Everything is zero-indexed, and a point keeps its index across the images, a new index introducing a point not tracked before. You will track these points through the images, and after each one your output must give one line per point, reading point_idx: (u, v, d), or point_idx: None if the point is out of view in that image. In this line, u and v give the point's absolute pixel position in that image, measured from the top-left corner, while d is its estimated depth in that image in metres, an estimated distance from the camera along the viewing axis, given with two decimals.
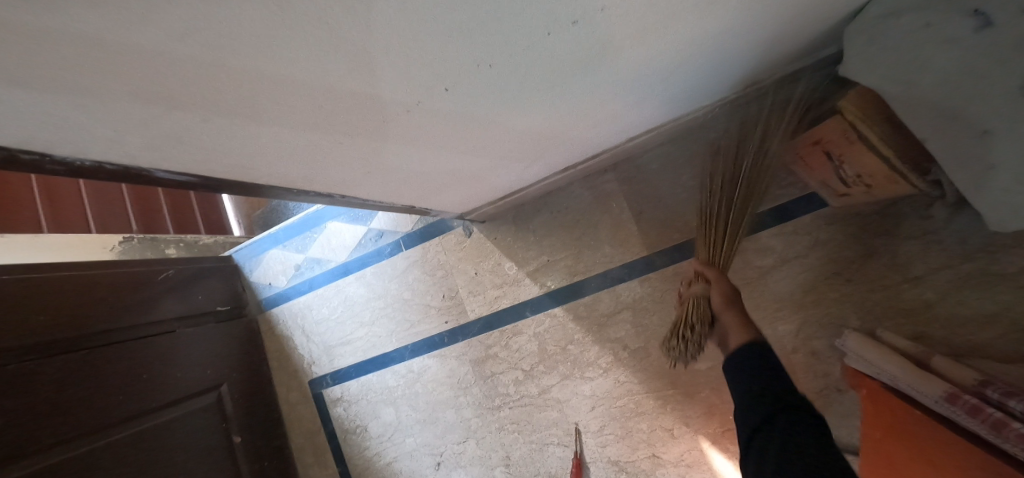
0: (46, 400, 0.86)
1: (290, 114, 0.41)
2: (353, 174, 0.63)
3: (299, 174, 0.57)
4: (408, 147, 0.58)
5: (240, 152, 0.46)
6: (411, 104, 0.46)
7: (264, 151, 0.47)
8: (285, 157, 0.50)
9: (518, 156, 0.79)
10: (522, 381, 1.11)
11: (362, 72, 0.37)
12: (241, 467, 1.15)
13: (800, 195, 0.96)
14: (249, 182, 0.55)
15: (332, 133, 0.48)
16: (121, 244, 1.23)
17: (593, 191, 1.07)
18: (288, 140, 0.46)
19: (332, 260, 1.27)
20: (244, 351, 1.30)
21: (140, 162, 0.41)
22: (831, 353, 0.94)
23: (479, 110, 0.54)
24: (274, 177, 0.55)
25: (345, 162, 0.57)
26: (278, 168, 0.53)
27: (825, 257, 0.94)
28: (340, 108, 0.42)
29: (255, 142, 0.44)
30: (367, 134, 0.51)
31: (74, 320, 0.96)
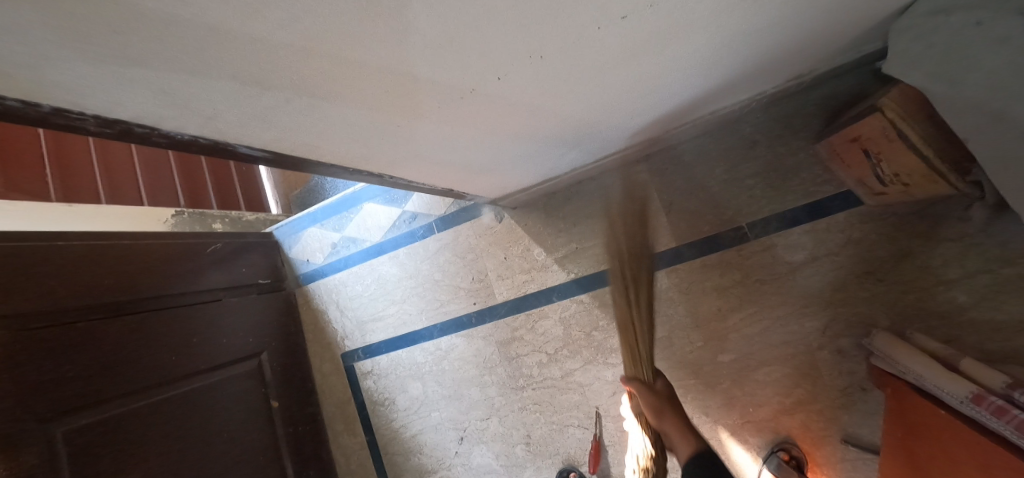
0: (109, 356, 0.94)
1: (358, 97, 0.45)
2: (402, 155, 0.66)
3: (355, 154, 0.61)
4: (455, 131, 0.61)
5: (309, 132, 0.50)
6: (465, 91, 0.50)
7: (329, 131, 0.51)
8: (346, 137, 0.54)
9: (555, 145, 0.81)
10: (546, 364, 1.15)
11: (427, 60, 0.40)
12: (278, 430, 1.23)
13: (835, 192, 0.95)
14: (311, 160, 0.59)
15: (390, 116, 0.51)
16: (173, 217, 1.30)
17: (624, 181, 1.09)
18: (351, 120, 0.50)
19: (367, 240, 1.32)
20: (283, 323, 1.38)
21: (225, 138, 0.46)
22: (857, 352, 0.94)
23: (524, 100, 0.57)
24: (333, 156, 0.60)
25: (398, 144, 0.61)
26: (339, 147, 0.57)
27: (857, 255, 0.94)
28: (402, 92, 0.46)
29: (323, 122, 0.48)
30: (421, 119, 0.55)
31: (134, 285, 1.05)
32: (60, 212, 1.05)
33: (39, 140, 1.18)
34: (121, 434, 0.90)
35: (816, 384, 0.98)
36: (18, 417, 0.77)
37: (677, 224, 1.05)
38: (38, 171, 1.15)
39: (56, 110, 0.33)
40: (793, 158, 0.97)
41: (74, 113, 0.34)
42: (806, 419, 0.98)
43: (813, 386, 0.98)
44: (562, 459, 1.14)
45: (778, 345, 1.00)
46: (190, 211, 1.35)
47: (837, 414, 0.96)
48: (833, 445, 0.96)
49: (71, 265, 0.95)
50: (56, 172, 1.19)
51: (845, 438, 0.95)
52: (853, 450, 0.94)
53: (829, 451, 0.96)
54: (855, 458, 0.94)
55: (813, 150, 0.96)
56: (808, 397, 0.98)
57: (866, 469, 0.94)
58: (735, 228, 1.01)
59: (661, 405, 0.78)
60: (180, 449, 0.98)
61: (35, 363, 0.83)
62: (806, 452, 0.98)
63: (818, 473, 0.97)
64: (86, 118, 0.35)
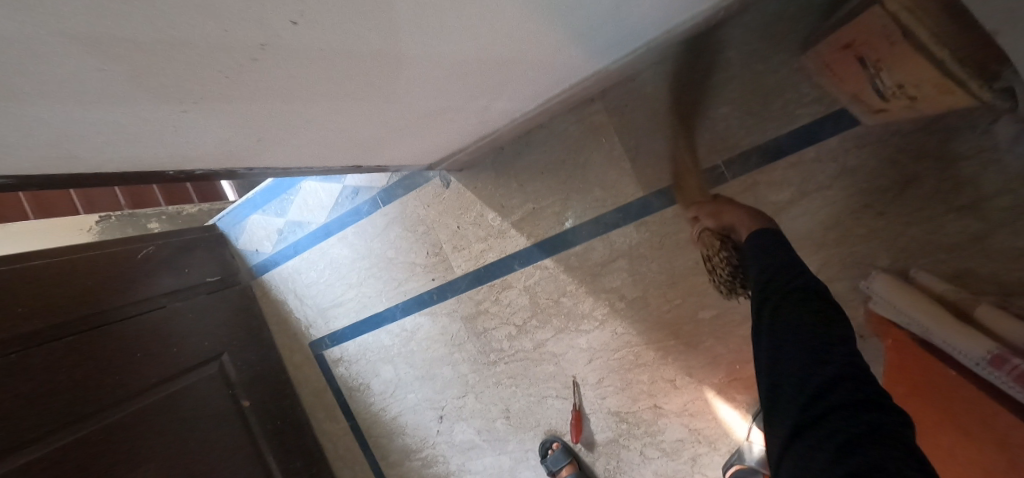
0: (40, 395, 0.87)
1: (65, 92, 0.29)
2: (243, 144, 0.50)
3: (170, 153, 0.45)
4: (293, 103, 0.44)
5: (49, 139, 0.34)
6: (249, 49, 0.32)
7: (79, 133, 0.35)
8: (118, 138, 0.38)
9: (470, 93, 0.65)
10: (516, 336, 1.07)
11: (119, 14, 0.23)
12: (254, 431, 1.20)
13: (826, 113, 0.80)
14: (118, 169, 0.45)
15: (164, 102, 0.35)
16: (98, 223, 1.19)
17: (580, 125, 0.94)
18: (100, 118, 0.34)
19: (312, 222, 1.20)
20: (243, 318, 1.31)
21: None
22: (856, 296, 0.85)
23: (373, 51, 0.40)
24: (145, 159, 0.44)
25: (228, 133, 0.45)
26: (121, 149, 0.41)
27: (852, 187, 0.81)
28: (134, 67, 0.29)
29: (61, 127, 0.33)
30: (222, 98, 0.38)
31: (49, 311, 0.94)
32: None
33: None
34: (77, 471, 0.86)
35: None
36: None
37: (643, 169, 0.91)
38: None
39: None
40: (774, 76, 0.81)
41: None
42: None
43: None
44: (544, 430, 1.10)
45: None
46: (118, 213, 1.24)
47: None
48: None
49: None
50: None
51: None
52: None
53: None
54: None
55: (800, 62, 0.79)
56: None
57: None
58: (710, 168, 0.87)
59: (722, 207, 0.74)
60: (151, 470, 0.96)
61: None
62: None
63: None
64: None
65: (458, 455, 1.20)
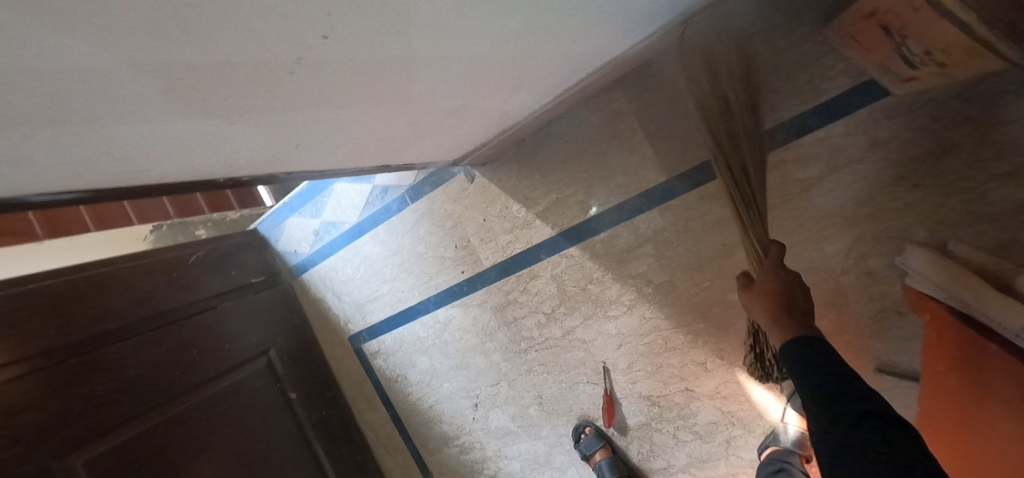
0: (106, 395, 0.95)
1: (129, 113, 0.32)
2: (284, 152, 0.54)
3: (219, 163, 0.49)
4: (326, 110, 0.48)
5: (122, 156, 0.39)
6: (287, 63, 0.35)
7: (150, 151, 0.40)
8: (181, 153, 0.43)
9: (488, 88, 0.67)
10: (545, 324, 1.09)
11: (173, 40, 0.26)
12: (302, 422, 1.28)
13: (853, 85, 0.78)
14: (171, 179, 0.48)
15: (211, 117, 0.38)
16: (152, 232, 1.28)
17: (599, 112, 0.95)
18: (166, 136, 0.38)
19: (346, 222, 1.26)
20: (285, 316, 1.39)
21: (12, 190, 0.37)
22: (890, 272, 0.83)
23: (394, 56, 0.42)
24: (196, 169, 0.48)
25: (267, 142, 0.49)
26: (184, 164, 0.46)
27: (884, 160, 0.80)
28: (193, 86, 0.33)
29: (129, 145, 0.37)
30: (260, 110, 0.41)
31: (111, 317, 1.03)
32: (29, 253, 1.04)
33: None
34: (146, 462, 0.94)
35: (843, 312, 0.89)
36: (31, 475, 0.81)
37: (665, 153, 0.91)
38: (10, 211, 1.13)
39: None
40: (797, 51, 0.80)
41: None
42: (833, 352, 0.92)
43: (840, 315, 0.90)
44: (577, 416, 1.12)
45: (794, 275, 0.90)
46: (169, 222, 1.33)
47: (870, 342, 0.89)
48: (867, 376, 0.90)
49: (37, 312, 0.93)
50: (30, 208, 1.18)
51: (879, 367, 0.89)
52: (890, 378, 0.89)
53: None
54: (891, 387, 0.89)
55: (823, 35, 0.78)
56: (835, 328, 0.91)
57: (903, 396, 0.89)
58: None
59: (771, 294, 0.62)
60: (211, 460, 1.04)
61: (29, 419, 0.84)
62: None
63: None
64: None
65: (494, 441, 1.24)
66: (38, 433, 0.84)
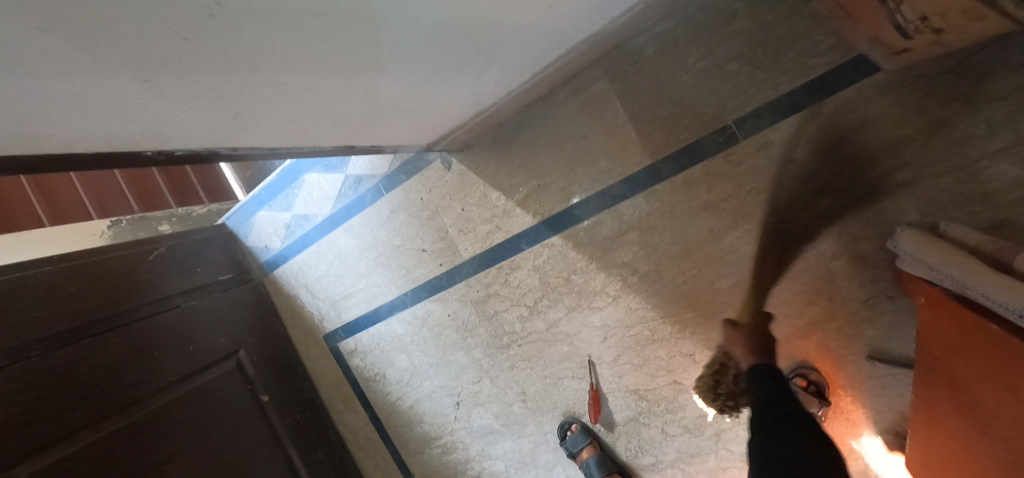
0: (53, 403, 0.88)
1: (5, 65, 0.27)
2: (220, 121, 0.48)
3: (143, 130, 0.43)
4: (264, 73, 0.43)
5: (9, 118, 0.32)
6: (208, 10, 0.30)
7: (43, 112, 0.33)
8: (87, 115, 0.36)
9: (457, 62, 0.62)
10: (528, 317, 1.04)
11: None
12: (275, 425, 1.22)
13: (842, 60, 0.76)
14: (68, 150, 0.40)
15: (117, 74, 0.33)
16: (110, 228, 1.20)
17: (581, 92, 0.90)
18: (60, 95, 0.32)
19: (318, 215, 1.20)
20: (256, 315, 1.32)
21: None
22: (881, 256, 0.81)
23: (341, 10, 0.38)
24: (103, 135, 0.41)
25: (194, 107, 0.43)
26: (94, 128, 0.39)
27: (874, 139, 0.77)
28: (86, 38, 0.27)
29: (12, 101, 0.31)
30: (183, 64, 0.35)
31: (57, 319, 0.95)
32: None
33: None
34: (106, 472, 0.88)
35: (834, 299, 0.86)
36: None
37: (650, 135, 0.87)
38: None
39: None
40: (784, 25, 0.77)
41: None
42: (824, 340, 0.89)
43: (830, 302, 0.86)
44: (562, 412, 1.08)
45: (784, 261, 0.86)
46: (129, 217, 1.25)
47: (861, 329, 0.86)
48: (858, 364, 0.87)
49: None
50: None
51: (871, 355, 0.86)
52: (881, 366, 0.86)
53: (853, 370, 0.88)
54: (884, 375, 0.86)
55: (811, 8, 0.75)
56: (826, 315, 0.87)
57: (895, 384, 0.86)
58: (721, 128, 0.83)
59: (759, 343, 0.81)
60: (176, 470, 0.97)
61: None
62: (826, 375, 0.90)
63: (840, 393, 0.90)
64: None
65: (477, 441, 1.19)
66: None
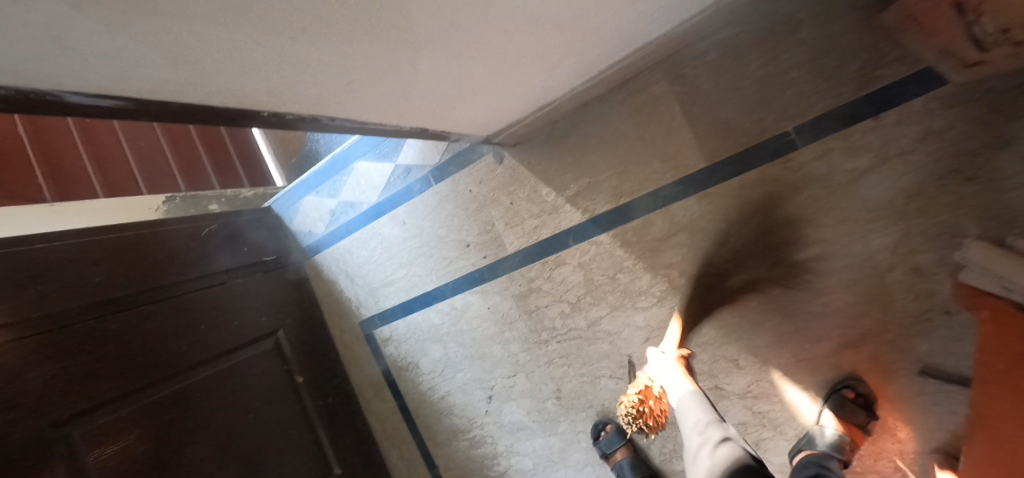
0: (105, 365, 0.91)
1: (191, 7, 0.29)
2: (327, 89, 0.50)
3: (266, 89, 0.46)
4: (383, 47, 0.45)
5: (170, 64, 0.35)
6: None
7: (197, 60, 0.36)
8: (230, 67, 0.39)
9: (539, 53, 0.64)
10: (569, 314, 1.05)
11: None
12: (308, 408, 1.24)
13: (910, 71, 0.75)
14: (196, 105, 0.43)
15: (269, 30, 0.35)
16: (164, 204, 1.24)
17: (639, 94, 0.92)
18: (216, 45, 0.35)
19: (364, 202, 1.22)
20: (296, 298, 1.34)
21: (45, 84, 0.31)
22: (939, 269, 0.80)
23: None
24: (228, 93, 0.43)
25: (315, 72, 0.45)
26: (228, 83, 0.41)
27: (938, 151, 0.76)
28: None
29: (174, 48, 0.33)
30: (323, 27, 0.38)
31: (115, 284, 0.99)
32: (40, 214, 1.00)
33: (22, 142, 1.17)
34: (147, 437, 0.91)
35: (886, 311, 0.85)
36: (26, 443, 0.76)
37: (707, 139, 0.88)
38: (28, 172, 1.16)
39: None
40: (850, 35, 0.78)
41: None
42: (874, 352, 0.87)
43: (883, 314, 0.85)
44: (597, 412, 1.08)
45: (837, 270, 0.86)
46: (181, 195, 1.29)
47: (913, 344, 0.84)
48: (908, 379, 0.85)
49: (35, 273, 0.88)
50: (45, 171, 1.21)
51: (922, 370, 0.84)
52: (932, 383, 0.84)
53: (903, 386, 0.86)
54: (934, 391, 0.84)
55: (878, 19, 0.76)
56: (877, 327, 0.86)
57: (948, 403, 0.83)
58: (779, 134, 0.84)
59: None
60: (203, 447, 0.98)
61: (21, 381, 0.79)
62: (874, 389, 0.88)
63: (888, 408, 0.88)
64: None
65: (506, 436, 1.19)
66: (41, 399, 0.80)
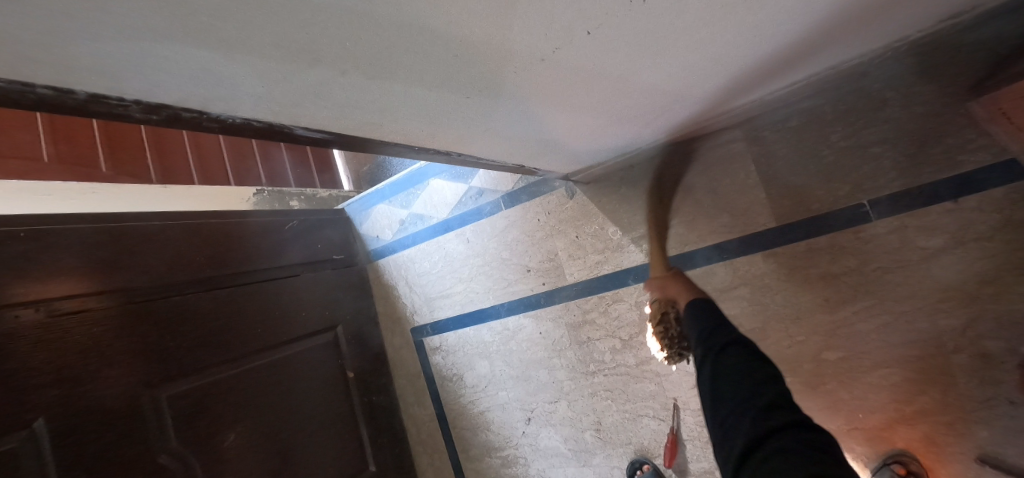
0: (190, 340, 0.99)
1: (417, 73, 0.36)
2: (467, 136, 0.57)
3: (426, 136, 0.53)
4: (525, 104, 0.53)
5: (375, 113, 0.42)
6: (545, 52, 0.40)
7: (394, 112, 0.43)
8: (413, 118, 0.46)
9: (641, 112, 0.71)
10: (619, 350, 1.08)
11: (502, 14, 0.31)
12: (355, 402, 1.31)
13: (993, 160, 0.77)
14: (375, 140, 0.49)
15: (457, 90, 0.43)
16: (255, 196, 1.36)
17: (716, 151, 0.98)
18: (413, 101, 0.42)
19: (434, 217, 1.32)
20: (356, 297, 1.43)
21: (283, 119, 0.38)
22: (1008, 357, 0.78)
23: (608, 60, 0.47)
24: (400, 135, 0.50)
25: (468, 124, 0.53)
26: (405, 131, 0.49)
27: (1016, 239, 0.76)
28: (470, 60, 0.37)
29: (386, 96, 0.39)
30: (493, 89, 0.45)
31: (208, 267, 1.09)
32: (159, 194, 1.13)
33: (139, 130, 1.40)
34: (218, 410, 0.98)
35: (948, 392, 0.83)
36: (116, 402, 0.85)
37: (779, 200, 0.93)
38: (139, 157, 1.37)
39: (94, 97, 0.26)
40: (935, 119, 0.81)
41: (112, 99, 0.27)
42: (931, 432, 0.84)
43: (943, 394, 0.83)
44: (634, 450, 1.08)
45: (900, 344, 0.86)
46: (268, 189, 1.41)
47: (973, 428, 0.81)
48: (965, 464, 0.82)
49: (145, 248, 0.99)
50: (153, 156, 1.41)
51: (980, 457, 0.81)
52: (992, 472, 0.80)
53: (959, 471, 0.83)
54: None
55: (965, 108, 0.78)
56: (935, 406, 0.84)
57: None
58: (853, 205, 0.87)
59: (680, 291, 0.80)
60: (248, 434, 1.02)
61: (121, 345, 0.88)
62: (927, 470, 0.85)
63: None
64: (127, 103, 0.28)
65: (539, 460, 1.21)
66: (139, 359, 0.90)
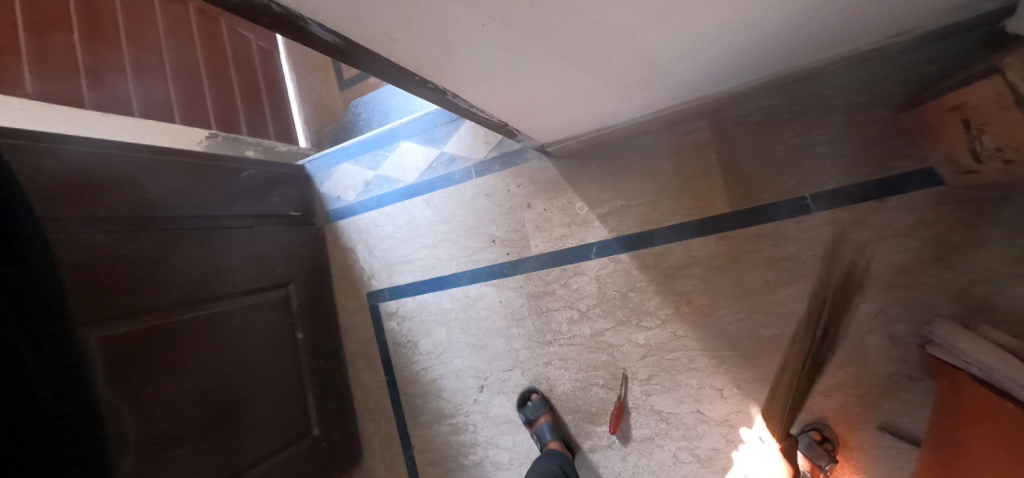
0: (124, 281, 0.90)
1: None
2: (469, 73, 0.57)
3: (432, 63, 0.52)
4: (530, 49, 0.53)
5: (394, 24, 0.41)
6: None
7: (411, 27, 0.42)
8: (430, 37, 0.45)
9: (623, 84, 0.74)
10: (576, 321, 1.12)
11: None
12: (303, 363, 1.26)
13: (915, 168, 0.87)
14: (380, 58, 0.48)
15: (478, 15, 0.42)
16: (207, 139, 1.26)
17: (680, 138, 1.04)
18: (434, 18, 0.41)
19: (402, 181, 1.30)
20: (311, 258, 1.38)
21: (303, 9, 0.36)
22: (911, 339, 0.88)
23: (615, 16, 0.49)
24: (406, 56, 0.49)
25: (474, 59, 0.53)
26: (414, 53, 0.48)
27: (926, 238, 0.87)
28: None
29: (411, 9, 0.39)
30: (509, 21, 0.45)
31: (152, 206, 0.99)
32: (99, 122, 1.01)
33: None
34: (152, 360, 0.91)
35: (861, 368, 0.92)
36: None
37: (735, 188, 1.00)
38: None
39: None
40: (872, 127, 0.90)
41: None
42: (845, 403, 0.94)
43: (857, 370, 0.93)
44: (582, 417, 1.12)
45: (826, 325, 0.95)
46: (224, 135, 1.32)
47: (879, 401, 0.91)
48: (869, 432, 0.92)
49: (84, 176, 0.89)
50: None
51: (882, 425, 0.91)
52: (889, 438, 0.90)
53: (863, 438, 0.92)
54: (890, 447, 0.91)
55: (897, 120, 0.88)
56: (849, 381, 0.93)
57: (899, 459, 0.90)
58: (797, 198, 0.96)
59: None
60: (184, 388, 0.95)
61: None
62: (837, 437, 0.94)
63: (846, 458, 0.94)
64: None
65: (489, 428, 1.23)
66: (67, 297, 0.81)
